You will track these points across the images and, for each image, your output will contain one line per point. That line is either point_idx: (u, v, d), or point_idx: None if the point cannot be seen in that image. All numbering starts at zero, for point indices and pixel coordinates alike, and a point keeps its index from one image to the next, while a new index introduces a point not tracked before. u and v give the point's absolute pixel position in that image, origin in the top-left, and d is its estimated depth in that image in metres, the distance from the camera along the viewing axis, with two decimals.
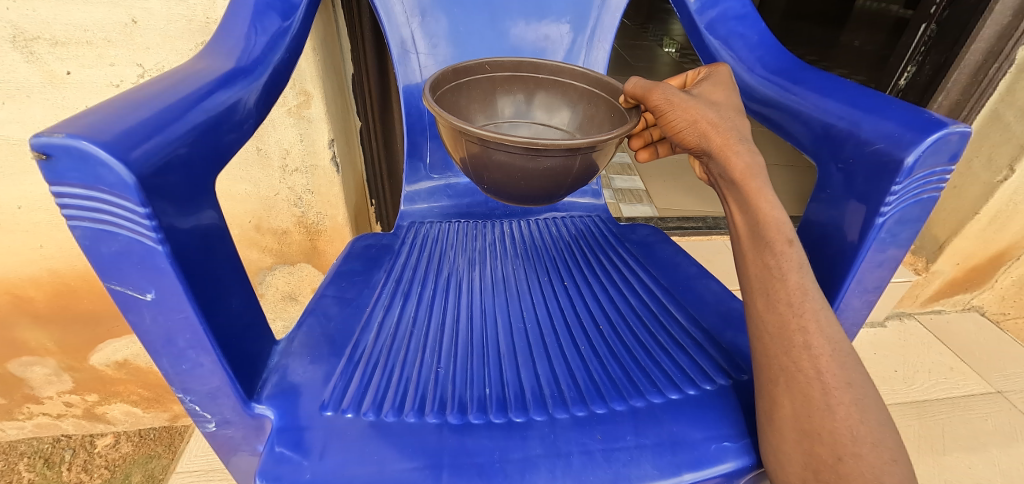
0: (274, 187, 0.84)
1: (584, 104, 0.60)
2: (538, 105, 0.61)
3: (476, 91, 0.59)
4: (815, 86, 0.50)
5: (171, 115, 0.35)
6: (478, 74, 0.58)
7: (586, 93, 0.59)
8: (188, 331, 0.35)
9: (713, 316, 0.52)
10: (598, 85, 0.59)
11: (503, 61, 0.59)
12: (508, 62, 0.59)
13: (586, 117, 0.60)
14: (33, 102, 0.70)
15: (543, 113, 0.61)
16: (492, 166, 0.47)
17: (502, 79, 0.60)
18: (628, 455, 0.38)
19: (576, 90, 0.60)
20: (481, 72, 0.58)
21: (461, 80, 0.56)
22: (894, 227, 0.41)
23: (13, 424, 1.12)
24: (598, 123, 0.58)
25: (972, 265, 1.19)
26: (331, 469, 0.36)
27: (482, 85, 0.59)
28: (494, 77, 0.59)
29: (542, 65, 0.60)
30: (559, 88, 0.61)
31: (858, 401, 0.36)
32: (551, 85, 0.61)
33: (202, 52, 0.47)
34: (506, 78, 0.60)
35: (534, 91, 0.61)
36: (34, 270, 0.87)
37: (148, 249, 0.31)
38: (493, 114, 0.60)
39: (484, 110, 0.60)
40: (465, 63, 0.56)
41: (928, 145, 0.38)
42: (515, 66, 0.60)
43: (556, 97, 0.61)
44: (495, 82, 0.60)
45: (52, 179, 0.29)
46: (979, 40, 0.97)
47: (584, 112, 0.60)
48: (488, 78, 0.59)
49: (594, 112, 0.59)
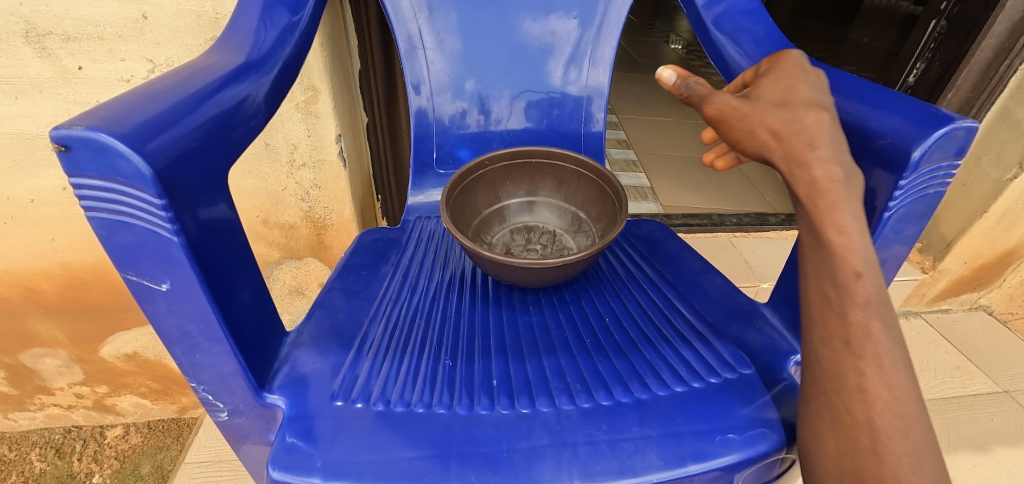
0: (281, 182, 0.85)
1: (577, 177, 0.61)
2: (547, 226, 0.63)
3: (480, 192, 0.61)
4: (821, 80, 0.50)
5: (186, 108, 0.35)
6: (477, 172, 0.60)
7: (591, 198, 0.60)
8: (202, 321, 0.36)
9: (717, 311, 0.52)
10: (590, 170, 0.60)
11: (500, 155, 0.60)
12: (504, 154, 0.60)
13: (580, 189, 0.62)
14: (45, 97, 0.71)
15: (551, 183, 0.63)
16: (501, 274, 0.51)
17: (499, 171, 0.62)
18: (632, 446, 0.39)
19: (569, 168, 0.61)
20: (480, 169, 0.60)
21: (463, 186, 0.58)
22: (900, 222, 0.41)
23: (26, 414, 1.14)
24: (592, 201, 0.61)
25: (979, 263, 1.19)
26: (340, 458, 0.37)
27: (482, 183, 0.61)
28: (492, 169, 0.61)
29: (536, 151, 0.61)
30: (553, 168, 0.62)
31: (906, 412, 0.31)
32: (546, 165, 0.62)
33: (213, 47, 0.48)
34: (504, 166, 0.62)
35: (536, 161, 0.62)
36: (47, 263, 0.88)
37: (163, 239, 0.32)
38: (493, 199, 0.62)
39: (493, 210, 0.62)
40: (466, 167, 0.58)
41: (935, 140, 0.37)
42: (511, 156, 0.61)
43: (561, 169, 0.62)
44: (493, 174, 0.61)
45: (71, 171, 0.29)
46: (989, 37, 0.96)
47: (578, 186, 0.62)
48: (486, 174, 0.61)
49: (588, 188, 0.61)
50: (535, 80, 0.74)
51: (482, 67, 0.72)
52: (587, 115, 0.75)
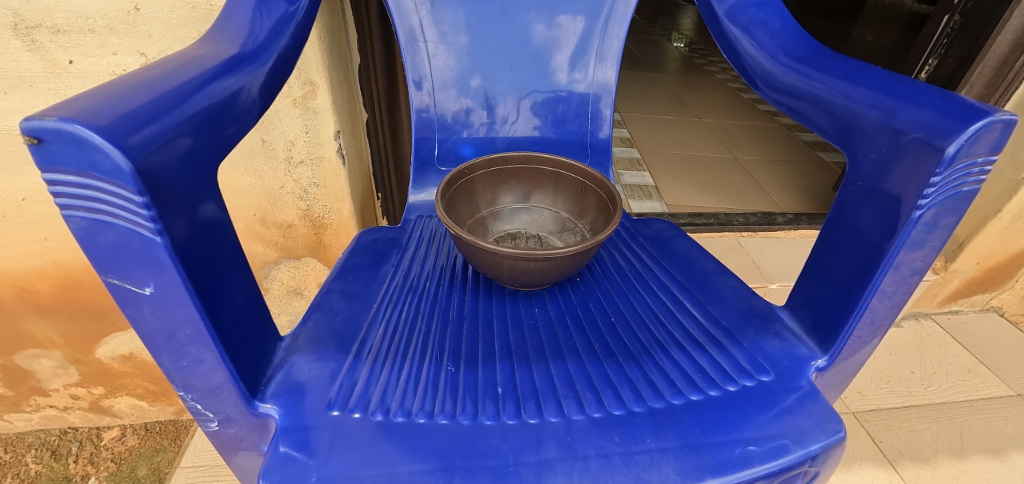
0: (279, 180, 0.83)
1: (557, 181, 0.60)
2: (531, 229, 0.61)
3: (463, 201, 0.58)
4: (843, 73, 0.47)
5: (173, 99, 0.33)
6: (461, 179, 0.57)
7: (576, 195, 0.59)
8: (189, 326, 0.34)
9: (731, 314, 0.50)
10: (565, 167, 0.59)
11: (479, 162, 0.58)
12: (483, 162, 0.59)
13: (563, 194, 0.60)
14: (35, 92, 0.69)
15: (533, 187, 0.61)
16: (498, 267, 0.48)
17: (479, 178, 0.59)
18: (648, 459, 0.36)
19: (546, 172, 0.60)
20: (463, 176, 0.57)
21: (450, 193, 0.55)
22: (930, 224, 0.38)
23: (21, 416, 1.12)
24: (578, 202, 0.59)
25: (992, 264, 1.16)
26: (337, 471, 0.34)
27: (464, 192, 0.58)
28: (474, 177, 0.58)
29: (511, 156, 0.60)
30: (529, 173, 0.60)
31: None
32: (522, 172, 0.60)
33: (205, 37, 0.46)
34: (484, 175, 0.59)
35: (519, 183, 0.61)
36: (40, 262, 0.86)
37: (146, 240, 0.30)
38: (473, 209, 0.59)
39: (478, 230, 0.59)
40: (450, 174, 0.55)
41: (971, 134, 0.35)
42: (489, 163, 0.59)
43: (540, 172, 0.60)
44: (473, 184, 0.59)
45: (45, 165, 0.27)
46: (1005, 32, 0.94)
47: (558, 188, 0.60)
48: (468, 181, 0.58)
49: (571, 190, 0.59)
50: (540, 76, 0.71)
51: (486, 62, 0.70)
52: (593, 113, 0.73)
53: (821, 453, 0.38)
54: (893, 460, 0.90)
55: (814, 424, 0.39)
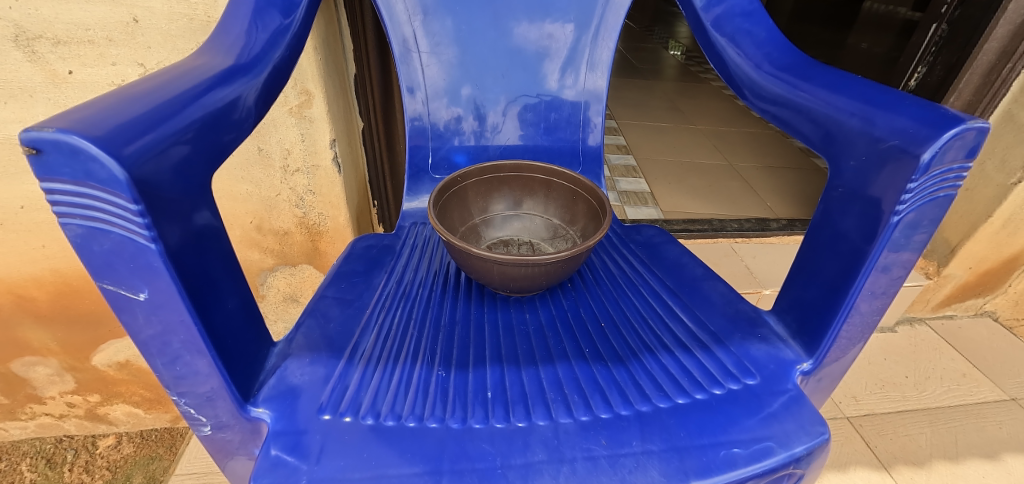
0: (276, 187, 0.84)
1: (547, 188, 0.61)
2: (523, 236, 0.62)
3: (455, 208, 0.58)
4: (825, 82, 0.48)
5: (168, 110, 0.34)
6: (453, 188, 0.58)
7: (566, 202, 0.60)
8: (182, 332, 0.35)
9: (720, 318, 0.50)
10: (555, 175, 0.60)
11: (471, 171, 0.59)
12: (475, 170, 0.59)
13: (553, 201, 0.61)
14: (35, 102, 0.70)
15: (525, 193, 0.62)
16: (488, 273, 0.49)
17: (472, 186, 0.60)
18: (633, 461, 0.37)
19: (537, 179, 0.61)
20: (455, 184, 0.58)
21: (442, 201, 0.56)
22: (910, 227, 0.39)
23: (16, 424, 1.12)
24: (569, 209, 0.60)
25: (984, 269, 1.17)
26: (328, 474, 0.35)
27: (457, 199, 0.58)
28: (466, 185, 0.59)
29: (503, 164, 0.60)
30: (521, 180, 0.61)
31: None
32: (514, 179, 0.61)
33: (201, 49, 0.47)
34: (476, 183, 0.60)
35: (512, 191, 0.62)
36: (37, 270, 0.87)
37: (140, 247, 0.31)
38: (467, 216, 0.60)
39: (471, 235, 0.60)
40: (443, 182, 0.56)
41: (945, 142, 0.36)
42: (480, 171, 0.60)
43: (531, 179, 0.61)
44: (466, 192, 0.59)
45: (42, 175, 0.28)
46: (991, 40, 0.95)
47: (549, 196, 0.61)
48: (460, 190, 0.59)
49: (561, 197, 0.60)
50: (532, 84, 0.72)
51: (478, 72, 0.71)
52: (584, 121, 0.74)
53: (805, 455, 0.39)
54: (888, 465, 0.91)
55: (798, 427, 0.40)
